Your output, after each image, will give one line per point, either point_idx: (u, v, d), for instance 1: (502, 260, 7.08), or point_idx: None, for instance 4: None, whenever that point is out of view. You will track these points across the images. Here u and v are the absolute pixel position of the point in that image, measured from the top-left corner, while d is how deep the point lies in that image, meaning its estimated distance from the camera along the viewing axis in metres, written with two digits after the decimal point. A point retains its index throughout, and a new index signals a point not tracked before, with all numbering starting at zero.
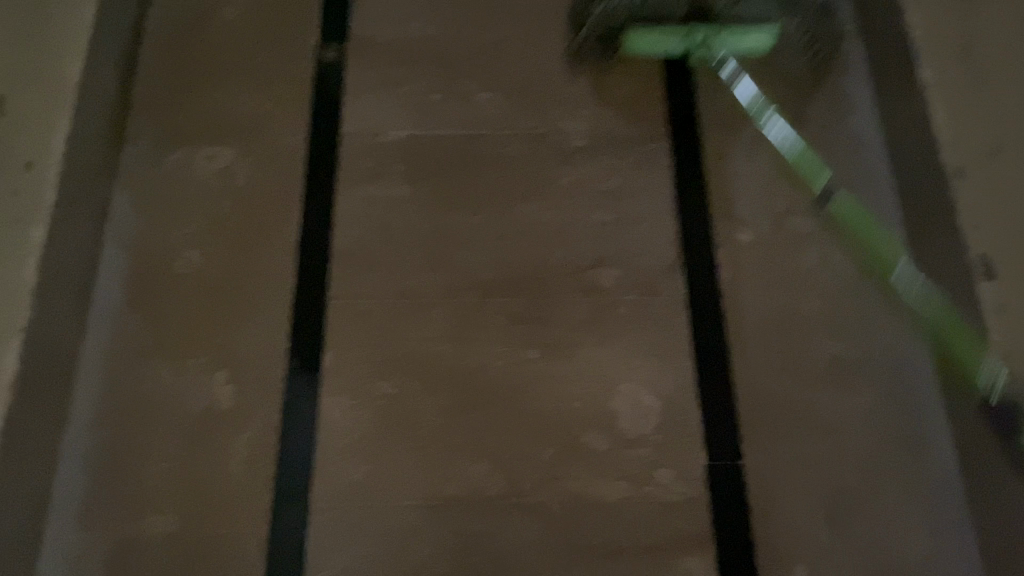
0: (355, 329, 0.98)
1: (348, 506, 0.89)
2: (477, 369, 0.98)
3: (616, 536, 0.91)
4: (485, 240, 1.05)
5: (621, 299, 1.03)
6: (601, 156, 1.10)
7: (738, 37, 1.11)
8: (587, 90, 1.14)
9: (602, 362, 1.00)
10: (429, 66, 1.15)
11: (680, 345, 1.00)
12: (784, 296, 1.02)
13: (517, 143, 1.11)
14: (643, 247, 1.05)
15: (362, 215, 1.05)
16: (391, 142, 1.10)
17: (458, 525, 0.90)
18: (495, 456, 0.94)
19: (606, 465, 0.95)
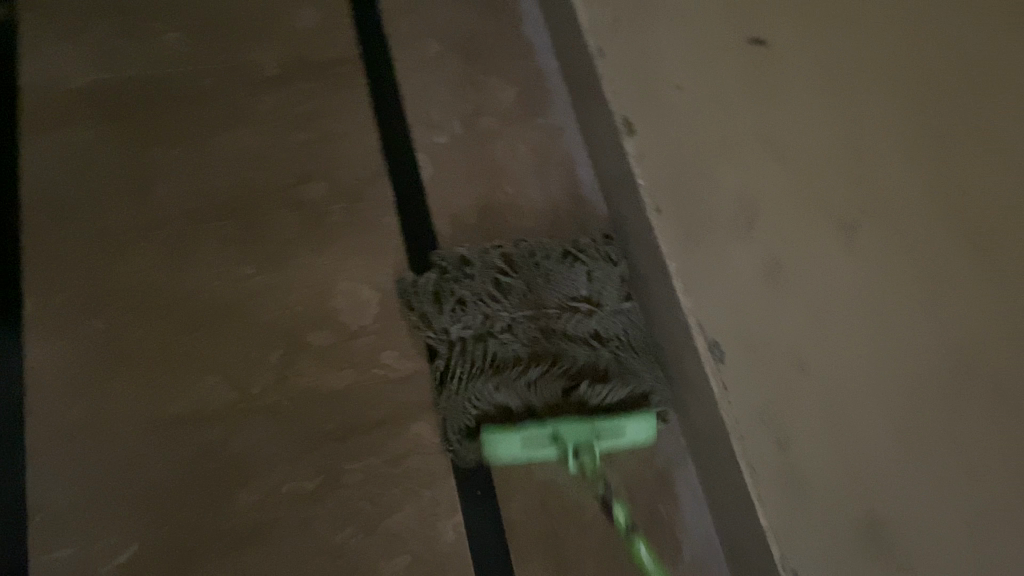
0: (58, 278, 0.97)
1: (69, 443, 0.89)
2: (193, 292, 0.98)
3: (348, 416, 0.94)
4: (186, 169, 1.04)
5: (330, 208, 1.05)
6: (297, 77, 1.12)
7: (611, 438, 0.92)
8: (276, 20, 1.16)
9: (320, 267, 1.02)
10: (112, 16, 1.13)
11: (392, 239, 1.05)
12: (479, 185, 1.10)
13: (210, 74, 1.11)
14: (347, 159, 1.09)
15: (51, 168, 1.02)
16: (78, 92, 1.07)
17: (185, 438, 0.90)
18: (220, 367, 0.94)
19: (333, 356, 0.97)
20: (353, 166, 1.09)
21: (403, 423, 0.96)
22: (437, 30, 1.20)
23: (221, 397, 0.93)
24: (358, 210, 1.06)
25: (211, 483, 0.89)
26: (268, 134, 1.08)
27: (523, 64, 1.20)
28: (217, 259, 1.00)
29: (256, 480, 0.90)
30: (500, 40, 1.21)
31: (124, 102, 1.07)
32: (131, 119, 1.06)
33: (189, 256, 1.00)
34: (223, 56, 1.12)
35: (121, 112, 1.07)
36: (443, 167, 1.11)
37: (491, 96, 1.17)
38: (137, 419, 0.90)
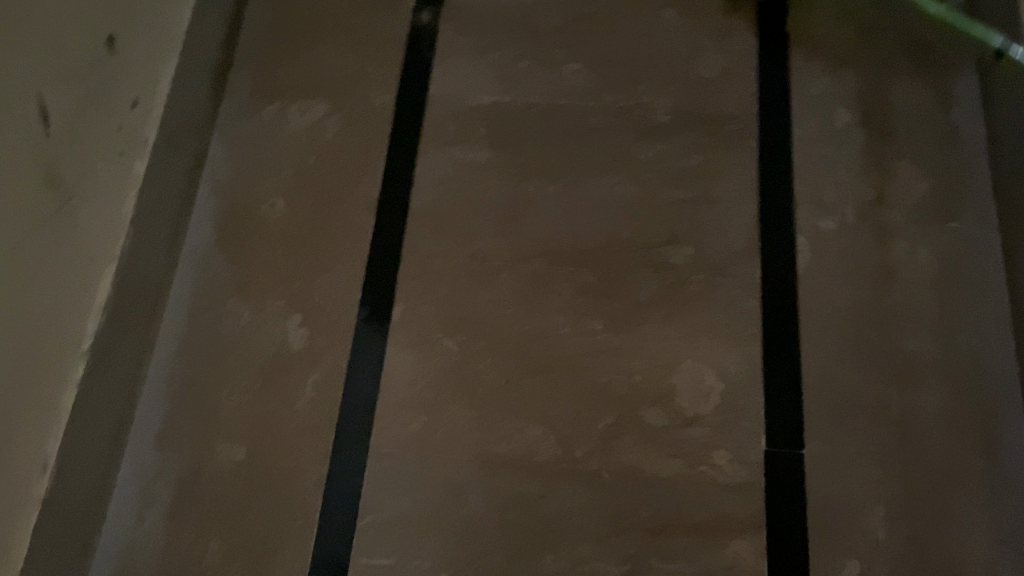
0: (425, 288, 0.96)
1: (405, 458, 0.89)
2: (541, 337, 0.92)
3: (670, 512, 0.87)
4: (561, 204, 0.98)
5: (693, 278, 0.95)
6: (691, 124, 1.02)
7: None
8: (683, 55, 1.05)
9: (674, 340, 0.93)
10: (523, 21, 1.08)
11: (751, 328, 0.95)
12: (867, 288, 0.96)
13: (605, 104, 1.03)
14: (724, 226, 0.98)
15: (439, 175, 1.01)
16: (479, 100, 1.04)
17: (508, 487, 0.87)
18: (552, 422, 0.89)
19: (666, 442, 0.89)
20: (728, 233, 0.98)
21: (725, 536, 0.87)
22: (847, 94, 1.05)
23: (547, 453, 0.88)
24: (722, 284, 0.96)
25: (523, 540, 0.85)
26: (647, 180, 0.99)
27: (944, 156, 1.02)
28: (569, 304, 0.94)
29: (564, 550, 0.84)
30: (922, 121, 1.04)
31: (513, 112, 1.03)
32: (519, 138, 1.02)
33: (542, 296, 0.94)
34: (617, 83, 1.04)
35: (510, 129, 1.03)
36: (823, 259, 0.98)
37: (898, 184, 1.01)
38: (465, 452, 0.88)
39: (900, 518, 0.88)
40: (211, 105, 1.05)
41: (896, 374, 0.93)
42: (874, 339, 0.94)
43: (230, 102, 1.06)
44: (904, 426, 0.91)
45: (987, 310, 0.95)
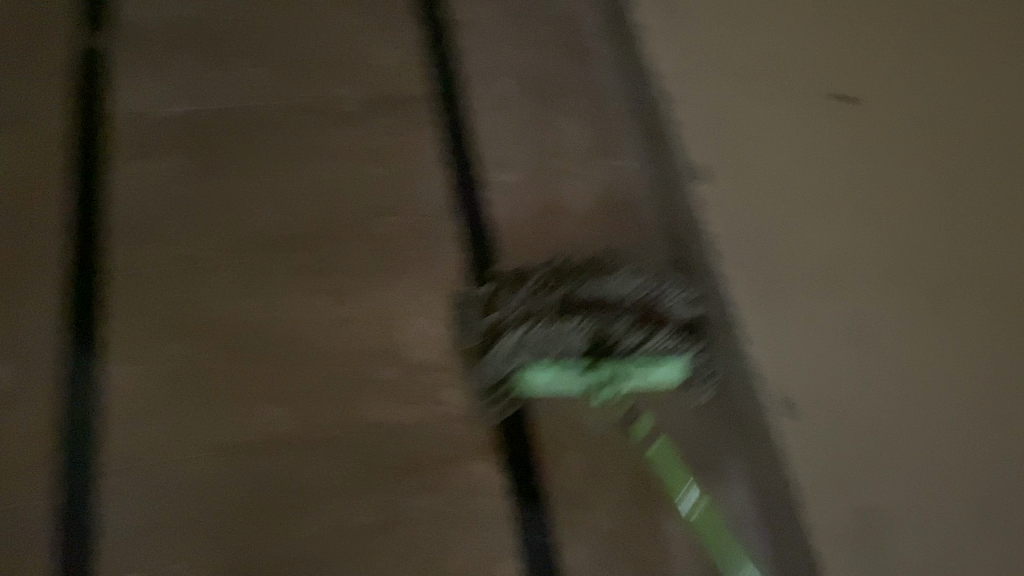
0: (131, 303, 0.97)
1: (140, 471, 0.88)
2: (271, 318, 0.98)
3: (408, 451, 0.92)
4: (267, 197, 1.05)
5: (397, 244, 1.03)
6: (376, 115, 1.11)
7: (646, 377, 0.93)
8: (363, 56, 1.15)
9: (386, 299, 1.00)
10: (198, 48, 1.14)
11: (457, 279, 1.02)
12: (557, 214, 1.07)
13: (290, 109, 1.11)
14: (420, 197, 1.07)
15: (138, 191, 1.04)
16: (164, 117, 1.09)
17: (253, 468, 0.89)
18: (285, 396, 0.93)
19: (395, 392, 0.95)
20: (428, 202, 1.06)
21: (462, 464, 0.92)
22: (527, 68, 1.17)
23: (279, 430, 0.91)
24: (425, 247, 1.04)
25: (278, 514, 0.87)
26: (343, 165, 1.08)
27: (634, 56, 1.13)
28: (282, 290, 0.99)
29: (313, 516, 0.88)
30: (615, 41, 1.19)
31: (209, 130, 1.08)
32: (214, 144, 1.08)
33: (258, 285, 0.99)
34: (306, 79, 1.13)
35: (203, 141, 1.08)
36: (518, 210, 1.07)
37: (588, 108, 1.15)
38: (205, 441, 0.90)
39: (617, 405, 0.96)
40: None
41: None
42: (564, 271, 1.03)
43: None
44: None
45: (655, 247, 1.06)
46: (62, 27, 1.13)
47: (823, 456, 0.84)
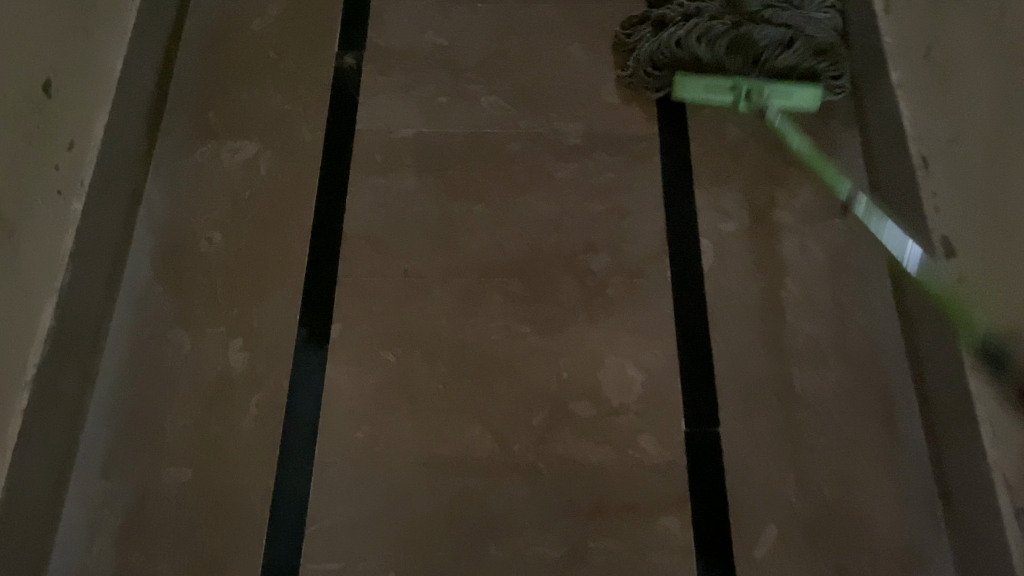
0: (356, 305, 1.03)
1: (350, 465, 0.94)
2: (480, 340, 1.01)
3: (600, 492, 0.91)
4: (488, 223, 1.09)
5: (608, 283, 1.04)
6: (598, 152, 1.13)
7: (785, 98, 1.09)
8: (591, 92, 1.17)
9: (591, 337, 1.01)
10: (439, 72, 1.20)
11: (665, 324, 1.01)
12: (776, 268, 1.02)
13: (518, 139, 1.14)
14: (634, 237, 1.07)
15: (373, 203, 1.11)
16: (402, 136, 1.15)
17: (450, 483, 0.93)
18: (486, 417, 0.96)
19: (592, 431, 0.95)
20: (642, 244, 1.06)
21: (651, 515, 0.90)
22: (757, 119, 1.13)
23: (478, 449, 0.94)
24: (636, 288, 1.03)
25: (467, 532, 0.90)
26: (562, 200, 1.10)
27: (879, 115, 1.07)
28: (493, 315, 1.03)
29: (500, 541, 0.90)
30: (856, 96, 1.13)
31: (441, 154, 1.14)
32: (444, 167, 1.13)
33: (471, 306, 1.03)
34: (534, 111, 1.16)
35: (435, 163, 1.13)
36: (734, 261, 1.04)
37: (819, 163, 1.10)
38: (408, 451, 0.95)
39: (823, 481, 0.90)
40: (149, 148, 1.14)
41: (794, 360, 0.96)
42: (776, 331, 0.98)
43: (167, 136, 1.16)
44: (813, 405, 0.94)
45: (883, 319, 0.98)
46: (322, 45, 1.23)
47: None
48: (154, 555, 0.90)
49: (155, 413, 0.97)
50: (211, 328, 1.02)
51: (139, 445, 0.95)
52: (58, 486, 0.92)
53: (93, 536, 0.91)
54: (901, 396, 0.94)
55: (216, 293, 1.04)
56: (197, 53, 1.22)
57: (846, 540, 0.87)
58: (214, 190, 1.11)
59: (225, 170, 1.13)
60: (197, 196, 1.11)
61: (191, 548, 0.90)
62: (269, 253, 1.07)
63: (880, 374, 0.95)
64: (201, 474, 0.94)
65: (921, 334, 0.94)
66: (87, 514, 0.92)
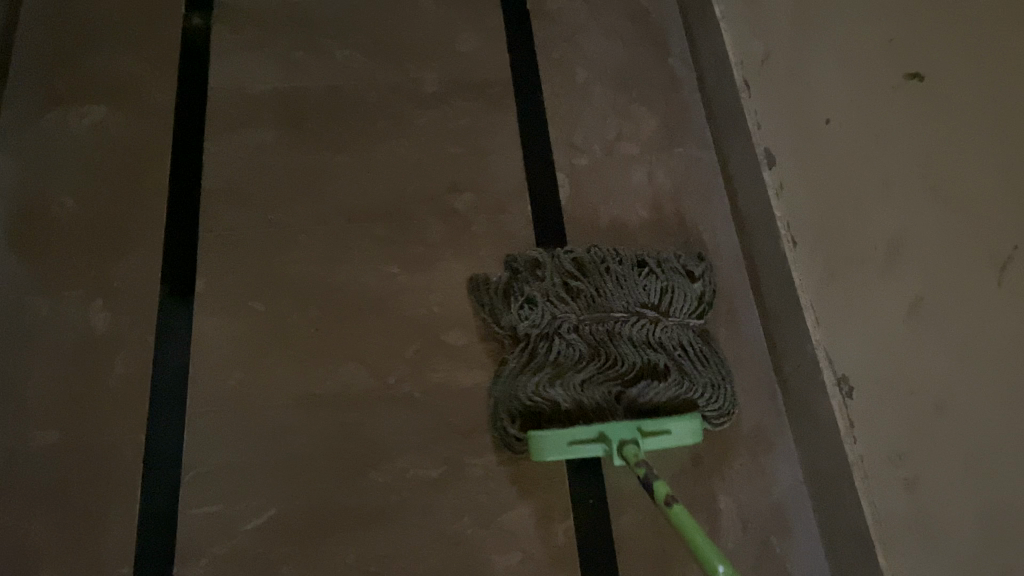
0: (223, 257, 1.03)
1: (227, 410, 0.94)
2: (350, 282, 1.03)
3: (476, 412, 0.96)
4: (352, 171, 1.11)
5: (472, 220, 1.08)
6: (455, 97, 1.17)
7: (661, 433, 0.88)
8: (446, 41, 1.21)
9: (458, 271, 1.05)
10: (293, 28, 1.20)
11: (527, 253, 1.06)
12: (627, 196, 1.10)
13: (376, 90, 1.17)
14: (494, 176, 1.11)
15: (234, 158, 1.10)
16: (260, 91, 1.15)
17: (330, 416, 0.95)
18: (361, 354, 0.99)
19: (464, 358, 0.99)
20: (501, 183, 1.11)
21: (523, 428, 0.95)
22: (604, 61, 1.20)
23: (355, 384, 0.97)
24: (499, 223, 1.08)
25: (347, 462, 0.92)
26: (423, 145, 1.13)
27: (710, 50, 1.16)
28: (361, 258, 1.05)
29: (382, 466, 0.92)
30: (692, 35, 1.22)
31: (299, 108, 1.15)
32: (305, 119, 1.14)
33: (341, 251, 1.05)
34: (391, 62, 1.19)
35: (295, 116, 1.14)
36: (587, 191, 1.10)
37: (662, 98, 1.18)
38: (284, 392, 0.96)
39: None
40: None
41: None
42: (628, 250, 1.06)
43: (9, 102, 1.12)
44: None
45: (722, 233, 1.08)
46: (171, 6, 1.21)
47: (875, 418, 0.81)
48: (23, 519, 0.88)
49: (16, 379, 0.94)
50: (71, 292, 1.00)
51: (2, 412, 0.93)
52: None
53: None
54: (740, 300, 1.04)
55: (73, 257, 1.02)
56: (36, 16, 1.18)
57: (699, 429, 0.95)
58: (65, 154, 1.08)
59: (74, 133, 1.10)
60: (45, 164, 1.08)
61: (66, 507, 0.88)
62: (127, 214, 1.05)
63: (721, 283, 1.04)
64: (70, 434, 0.92)
65: (752, 244, 1.04)
66: None
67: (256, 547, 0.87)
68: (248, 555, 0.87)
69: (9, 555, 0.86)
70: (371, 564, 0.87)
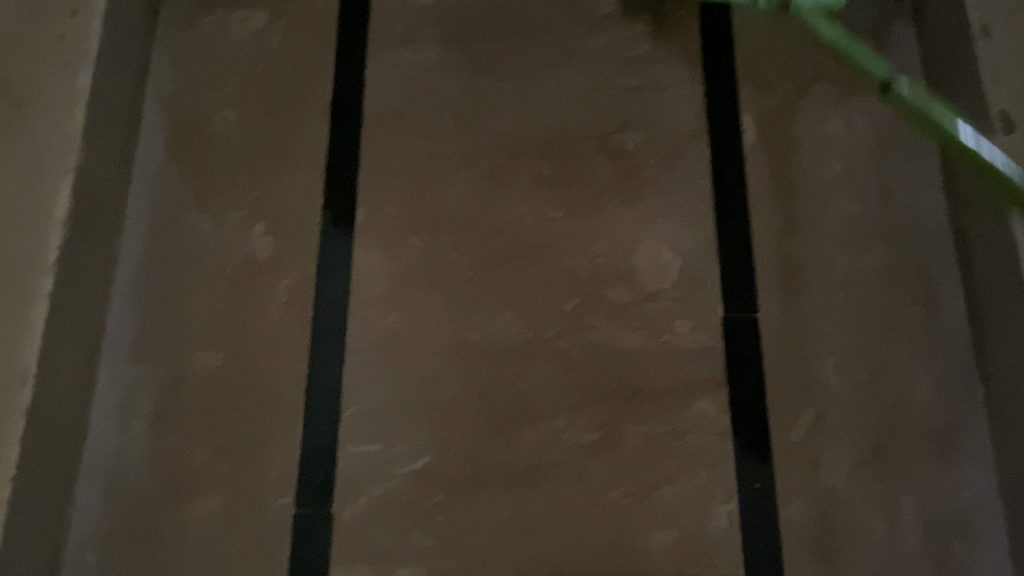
0: (382, 186, 0.99)
1: (383, 349, 0.93)
2: (510, 224, 0.98)
3: (637, 376, 0.90)
4: (515, 99, 1.03)
5: (643, 163, 0.99)
6: (632, 20, 1.05)
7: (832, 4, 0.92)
8: None
9: (625, 219, 0.97)
10: None
11: (702, 205, 0.97)
12: (822, 147, 0.98)
13: (546, 8, 1.06)
14: (671, 115, 1.01)
15: (393, 77, 1.04)
16: (420, 5, 1.07)
17: (486, 364, 0.92)
18: (518, 302, 0.94)
19: (628, 316, 0.93)
20: (678, 122, 1.00)
21: (686, 398, 0.89)
22: None
23: (512, 333, 0.93)
24: (674, 169, 0.99)
25: (500, 415, 0.89)
26: (594, 74, 1.03)
27: None
28: (523, 199, 0.99)
29: (537, 423, 0.89)
30: None
31: (462, 26, 1.06)
32: (469, 39, 1.05)
33: (502, 189, 0.99)
34: None
35: (458, 33, 1.06)
36: (776, 138, 0.99)
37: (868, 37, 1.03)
38: (440, 337, 0.93)
39: (862, 362, 0.89)
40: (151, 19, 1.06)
41: (831, 239, 0.94)
42: (815, 208, 0.95)
43: (170, 4, 1.07)
44: (849, 290, 0.92)
45: (930, 199, 0.95)
46: None
47: None
48: (193, 438, 0.89)
49: (181, 299, 0.94)
50: (234, 213, 0.98)
51: (168, 330, 0.93)
52: (87, 370, 0.88)
53: (128, 420, 0.89)
54: (940, 277, 0.92)
55: (236, 177, 0.99)
56: None
57: (881, 421, 0.87)
58: (226, 65, 1.04)
59: (234, 43, 1.05)
60: (206, 73, 1.04)
61: (227, 432, 0.89)
62: (288, 133, 1.01)
63: (924, 256, 0.93)
64: (232, 359, 0.92)
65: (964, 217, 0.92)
66: (120, 398, 0.90)
67: (409, 493, 0.87)
68: (402, 499, 0.86)
69: (175, 473, 0.87)
70: (524, 523, 0.85)
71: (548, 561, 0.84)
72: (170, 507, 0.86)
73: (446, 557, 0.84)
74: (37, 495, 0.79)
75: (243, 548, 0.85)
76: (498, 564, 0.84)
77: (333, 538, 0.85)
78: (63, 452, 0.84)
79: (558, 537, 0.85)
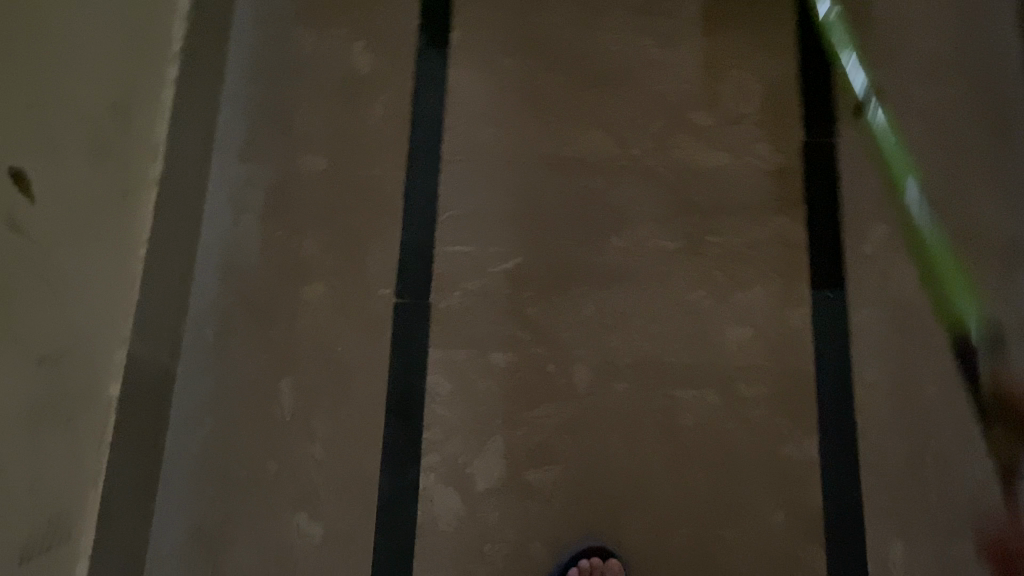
0: (475, 9, 1.02)
1: (481, 160, 0.97)
2: (601, 50, 1.00)
3: (721, 192, 0.94)
4: None
5: None
6: None
7: None
8: None
9: (710, 47, 0.99)
10: None
11: (787, 37, 0.99)
12: None
13: None
14: None
15: None
16: None
17: (574, 178, 0.96)
18: (606, 122, 0.97)
19: (711, 136, 0.96)
20: None
21: (768, 214, 0.93)
22: None
23: (601, 150, 0.97)
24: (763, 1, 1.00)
25: (589, 223, 0.94)
26: None
27: None
28: (613, 26, 1.01)
29: (622, 231, 0.94)
30: None
31: None
32: None
33: (592, 16, 1.02)
34: None
35: None
36: None
37: None
38: (531, 151, 0.97)
39: (933, 184, 0.93)
40: None
41: (910, 71, 0.97)
42: (897, 42, 0.98)
43: None
44: (924, 118, 0.95)
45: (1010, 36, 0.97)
46: None
47: None
48: (298, 233, 0.94)
49: (285, 106, 0.98)
50: (333, 30, 1.01)
51: (273, 136, 0.97)
52: (201, 166, 0.94)
53: (240, 214, 0.95)
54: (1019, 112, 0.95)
55: None
56: None
57: (953, 239, 0.92)
58: None
59: None
60: None
61: (330, 228, 0.95)
62: None
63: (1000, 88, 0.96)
64: (334, 164, 0.97)
65: None
66: (231, 194, 0.95)
67: (503, 288, 0.92)
68: (495, 293, 0.92)
69: (284, 262, 0.93)
70: (609, 319, 0.91)
71: (633, 351, 0.89)
72: (281, 292, 0.92)
73: (536, 344, 0.90)
74: (166, 261, 0.87)
75: (347, 332, 0.91)
76: (586, 353, 0.90)
77: (432, 325, 0.91)
78: (185, 235, 0.91)
79: (642, 333, 0.90)
